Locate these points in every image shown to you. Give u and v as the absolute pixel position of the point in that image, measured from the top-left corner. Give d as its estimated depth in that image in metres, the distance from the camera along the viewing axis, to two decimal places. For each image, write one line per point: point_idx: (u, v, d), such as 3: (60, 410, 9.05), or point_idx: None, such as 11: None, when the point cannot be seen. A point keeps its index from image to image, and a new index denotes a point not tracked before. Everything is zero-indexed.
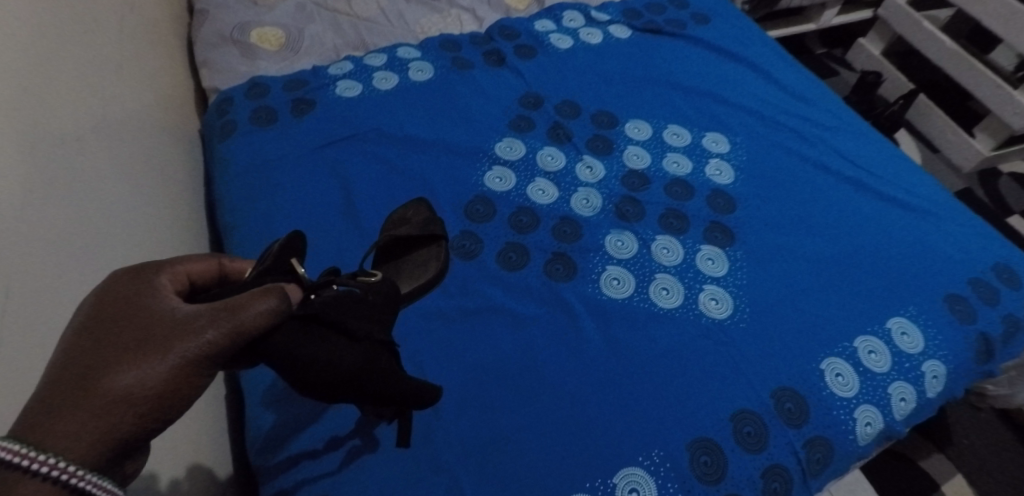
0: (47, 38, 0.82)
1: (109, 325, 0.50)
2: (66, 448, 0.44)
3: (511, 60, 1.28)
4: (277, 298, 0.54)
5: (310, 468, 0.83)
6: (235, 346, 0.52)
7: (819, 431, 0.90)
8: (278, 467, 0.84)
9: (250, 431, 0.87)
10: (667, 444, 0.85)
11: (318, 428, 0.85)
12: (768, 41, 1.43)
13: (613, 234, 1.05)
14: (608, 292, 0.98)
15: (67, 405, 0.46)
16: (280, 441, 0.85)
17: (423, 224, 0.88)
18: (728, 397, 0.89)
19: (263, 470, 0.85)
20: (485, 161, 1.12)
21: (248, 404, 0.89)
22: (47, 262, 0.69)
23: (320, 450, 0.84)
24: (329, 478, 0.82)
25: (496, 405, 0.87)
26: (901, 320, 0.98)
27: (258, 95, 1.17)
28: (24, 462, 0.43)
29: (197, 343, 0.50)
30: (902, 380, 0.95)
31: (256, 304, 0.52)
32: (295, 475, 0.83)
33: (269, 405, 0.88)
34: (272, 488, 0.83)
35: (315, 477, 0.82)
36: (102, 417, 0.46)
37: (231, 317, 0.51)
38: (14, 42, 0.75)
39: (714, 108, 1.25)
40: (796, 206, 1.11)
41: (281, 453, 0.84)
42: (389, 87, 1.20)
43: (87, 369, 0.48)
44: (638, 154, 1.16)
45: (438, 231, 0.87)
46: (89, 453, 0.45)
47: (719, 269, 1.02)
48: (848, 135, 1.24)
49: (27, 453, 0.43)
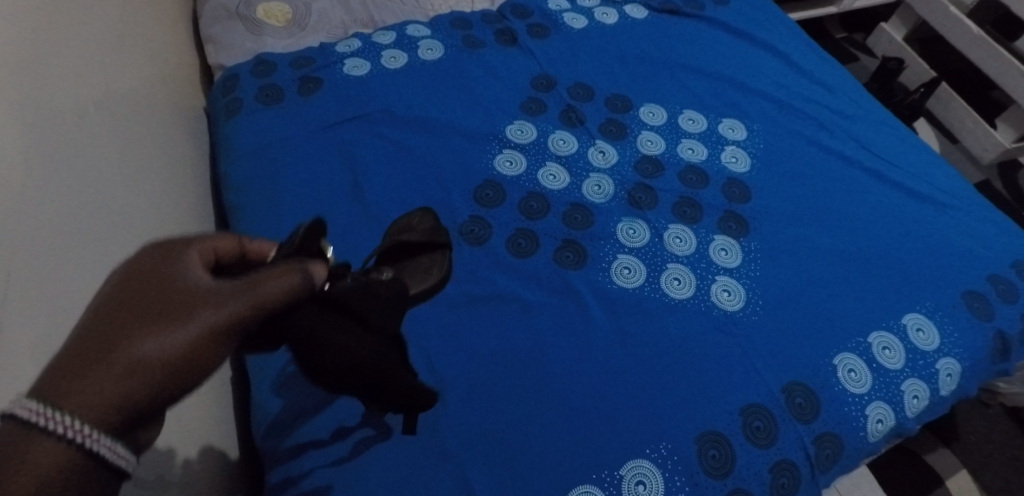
0: (47, 12, 0.80)
1: (129, 291, 0.48)
2: (84, 411, 0.42)
3: (524, 40, 1.25)
4: (297, 281, 0.54)
5: (318, 457, 0.82)
6: (260, 317, 0.51)
7: (830, 428, 0.88)
8: (286, 454, 0.83)
9: (259, 416, 0.86)
10: (674, 437, 0.84)
11: (327, 412, 0.84)
12: (788, 24, 1.39)
13: (624, 222, 1.03)
14: (618, 281, 0.97)
15: (87, 366, 0.44)
16: (288, 425, 0.84)
17: (429, 232, 0.87)
18: (739, 390, 0.88)
19: (270, 455, 0.84)
20: (495, 144, 1.10)
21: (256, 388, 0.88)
22: (49, 245, 0.68)
23: (329, 438, 0.82)
24: (335, 468, 0.81)
25: (503, 394, 0.86)
26: (917, 316, 0.96)
27: (265, 73, 1.15)
28: (43, 421, 0.40)
29: (221, 314, 0.48)
30: (916, 377, 0.93)
31: (277, 282, 0.52)
32: (302, 463, 0.82)
33: (278, 389, 0.87)
34: (278, 473, 0.82)
35: (322, 466, 0.81)
36: (121, 382, 0.44)
37: (256, 290, 0.51)
38: (12, 16, 0.73)
39: (730, 94, 1.22)
40: (813, 197, 1.08)
41: (287, 437, 0.83)
42: (398, 66, 1.18)
43: (106, 333, 0.45)
44: (652, 139, 1.14)
45: (444, 239, 0.87)
46: (106, 417, 0.43)
47: (733, 260, 1.00)
48: (868, 124, 1.21)
49: (48, 413, 0.41)
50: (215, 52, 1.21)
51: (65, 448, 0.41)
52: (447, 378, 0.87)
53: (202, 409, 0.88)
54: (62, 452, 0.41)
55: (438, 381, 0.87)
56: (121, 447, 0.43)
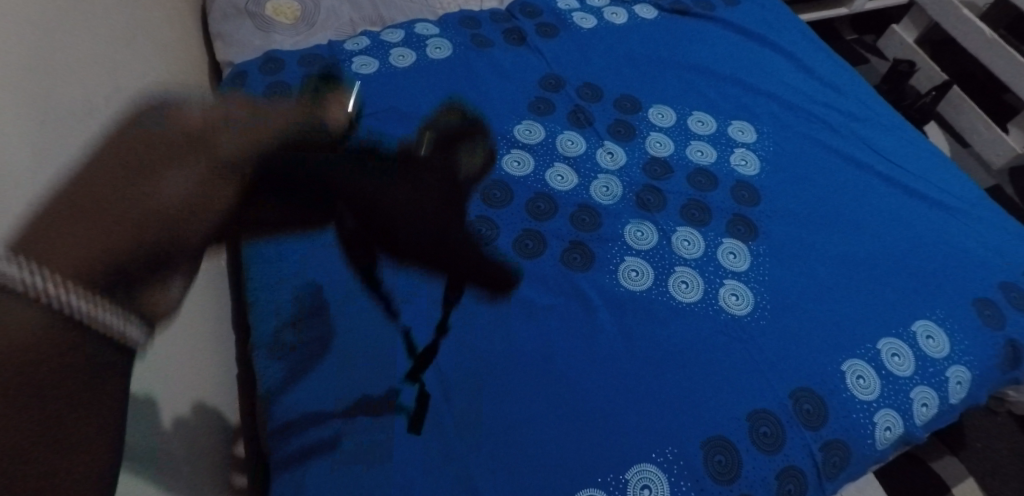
0: None
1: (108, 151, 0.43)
2: (76, 266, 0.37)
3: (533, 39, 1.25)
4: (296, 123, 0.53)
5: (320, 440, 0.82)
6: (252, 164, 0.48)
7: (837, 434, 0.87)
8: (289, 431, 0.83)
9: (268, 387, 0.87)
10: (680, 441, 0.84)
11: (335, 394, 0.85)
12: (800, 25, 1.38)
13: (632, 224, 1.02)
14: (626, 284, 0.96)
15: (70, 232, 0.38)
16: (295, 408, 0.84)
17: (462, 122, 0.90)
18: (746, 396, 0.87)
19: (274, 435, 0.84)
20: (503, 144, 1.09)
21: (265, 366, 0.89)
22: None
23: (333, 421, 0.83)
24: (334, 455, 0.81)
25: (508, 395, 0.86)
26: (927, 323, 0.95)
27: (273, 70, 1.14)
28: (27, 278, 0.35)
29: (214, 161, 0.45)
30: (925, 385, 0.92)
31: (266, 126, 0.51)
32: (305, 446, 0.82)
33: (290, 368, 0.88)
34: (281, 452, 0.83)
35: (322, 451, 0.81)
36: (115, 233, 0.39)
37: (244, 134, 0.48)
38: None
39: (740, 95, 1.21)
40: (822, 200, 1.08)
41: (291, 432, 0.83)
42: (406, 64, 1.17)
43: (90, 187, 0.40)
44: (661, 141, 1.13)
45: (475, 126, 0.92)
46: (102, 272, 0.37)
47: (741, 264, 0.99)
48: (879, 127, 1.20)
49: (31, 271, 0.35)
50: (223, 48, 1.21)
51: (54, 310, 0.36)
52: (453, 378, 0.87)
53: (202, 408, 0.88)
54: (55, 320, 0.36)
55: (443, 381, 0.86)
56: (126, 310, 0.38)
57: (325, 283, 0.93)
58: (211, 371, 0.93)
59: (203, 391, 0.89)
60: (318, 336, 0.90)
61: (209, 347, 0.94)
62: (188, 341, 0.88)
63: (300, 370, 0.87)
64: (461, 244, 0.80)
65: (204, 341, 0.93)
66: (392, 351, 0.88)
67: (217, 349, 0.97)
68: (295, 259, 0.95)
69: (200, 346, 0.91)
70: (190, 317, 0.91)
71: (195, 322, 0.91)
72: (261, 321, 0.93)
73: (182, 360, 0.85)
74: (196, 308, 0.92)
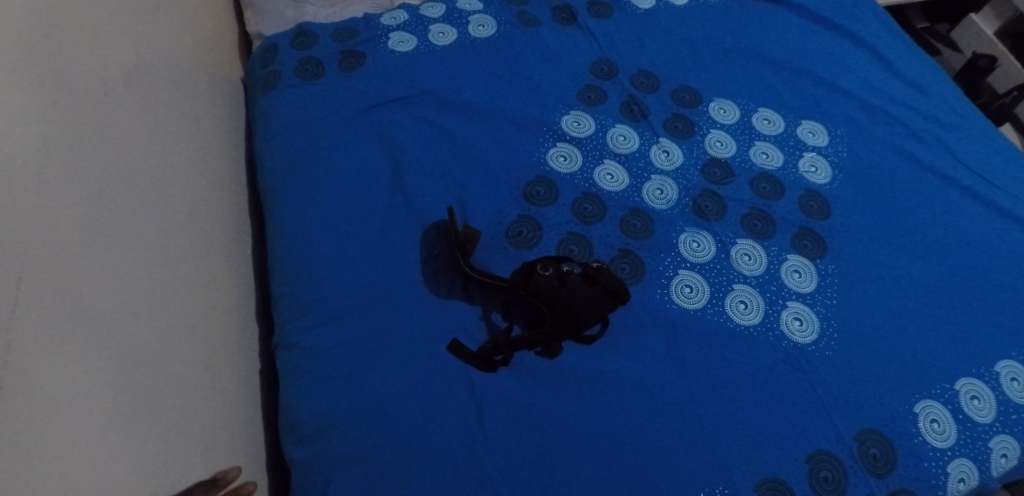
0: None
1: None
2: None
3: (584, 19, 1.14)
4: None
5: (341, 448, 0.76)
6: None
7: (906, 483, 0.79)
8: (310, 434, 0.78)
9: (291, 382, 0.82)
10: (733, 483, 0.76)
11: (360, 398, 0.79)
12: (881, 13, 1.26)
13: (688, 233, 0.93)
14: (679, 301, 0.88)
15: None
16: (315, 410, 0.79)
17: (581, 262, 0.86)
18: (807, 435, 0.80)
19: (295, 439, 0.79)
20: (550, 136, 1.00)
21: (286, 365, 0.83)
22: (69, 227, 0.62)
23: (356, 431, 0.77)
24: (357, 470, 0.75)
25: (551, 423, 0.78)
26: (1011, 364, 0.87)
27: (305, 45, 1.07)
28: None
29: None
30: (1006, 433, 0.84)
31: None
32: (326, 454, 0.76)
33: (308, 363, 0.82)
34: (301, 456, 0.78)
35: (343, 464, 0.75)
36: None
37: None
38: None
39: (812, 91, 1.10)
40: (900, 218, 0.98)
41: (311, 438, 0.78)
42: (446, 43, 1.08)
43: None
44: (722, 140, 1.03)
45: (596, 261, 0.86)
46: None
47: (807, 285, 0.90)
48: (967, 135, 1.09)
49: None
50: (252, 18, 1.13)
51: None
52: (490, 399, 0.79)
53: (127, 403, 0.65)
54: None
55: (477, 399, 0.79)
56: None
57: (353, 284, 0.86)
58: (228, 368, 0.88)
59: (219, 392, 0.84)
60: (344, 342, 0.82)
61: (228, 346, 0.89)
62: (204, 339, 0.83)
63: (324, 378, 0.81)
64: (555, 310, 0.82)
65: (164, 334, 0.74)
66: (425, 363, 0.81)
67: (237, 344, 0.92)
68: (323, 256, 0.88)
69: (175, 348, 0.76)
70: (208, 313, 0.85)
71: (127, 283, 0.69)
72: (287, 320, 0.86)
73: (197, 360, 0.80)
74: (153, 292, 0.74)
